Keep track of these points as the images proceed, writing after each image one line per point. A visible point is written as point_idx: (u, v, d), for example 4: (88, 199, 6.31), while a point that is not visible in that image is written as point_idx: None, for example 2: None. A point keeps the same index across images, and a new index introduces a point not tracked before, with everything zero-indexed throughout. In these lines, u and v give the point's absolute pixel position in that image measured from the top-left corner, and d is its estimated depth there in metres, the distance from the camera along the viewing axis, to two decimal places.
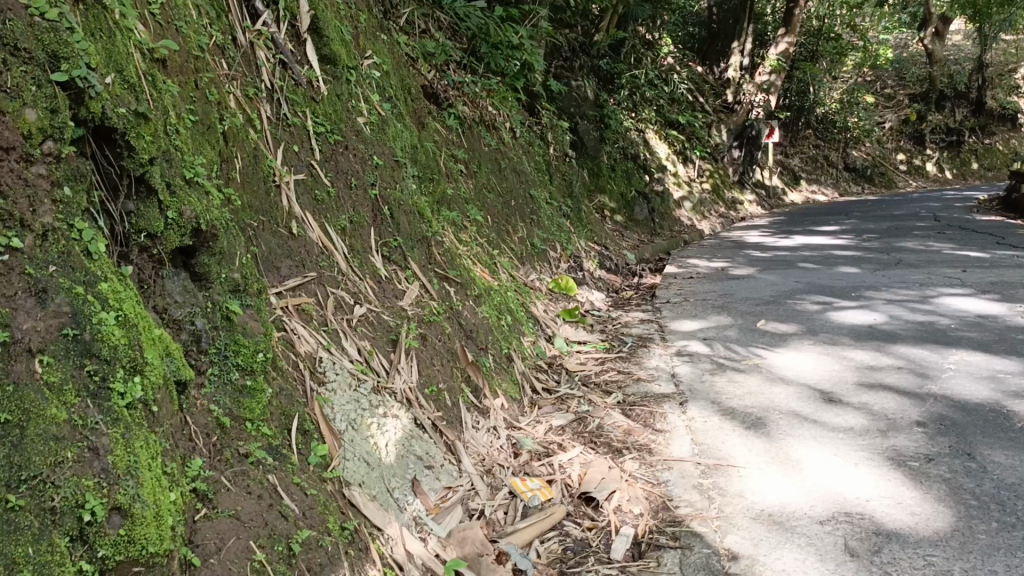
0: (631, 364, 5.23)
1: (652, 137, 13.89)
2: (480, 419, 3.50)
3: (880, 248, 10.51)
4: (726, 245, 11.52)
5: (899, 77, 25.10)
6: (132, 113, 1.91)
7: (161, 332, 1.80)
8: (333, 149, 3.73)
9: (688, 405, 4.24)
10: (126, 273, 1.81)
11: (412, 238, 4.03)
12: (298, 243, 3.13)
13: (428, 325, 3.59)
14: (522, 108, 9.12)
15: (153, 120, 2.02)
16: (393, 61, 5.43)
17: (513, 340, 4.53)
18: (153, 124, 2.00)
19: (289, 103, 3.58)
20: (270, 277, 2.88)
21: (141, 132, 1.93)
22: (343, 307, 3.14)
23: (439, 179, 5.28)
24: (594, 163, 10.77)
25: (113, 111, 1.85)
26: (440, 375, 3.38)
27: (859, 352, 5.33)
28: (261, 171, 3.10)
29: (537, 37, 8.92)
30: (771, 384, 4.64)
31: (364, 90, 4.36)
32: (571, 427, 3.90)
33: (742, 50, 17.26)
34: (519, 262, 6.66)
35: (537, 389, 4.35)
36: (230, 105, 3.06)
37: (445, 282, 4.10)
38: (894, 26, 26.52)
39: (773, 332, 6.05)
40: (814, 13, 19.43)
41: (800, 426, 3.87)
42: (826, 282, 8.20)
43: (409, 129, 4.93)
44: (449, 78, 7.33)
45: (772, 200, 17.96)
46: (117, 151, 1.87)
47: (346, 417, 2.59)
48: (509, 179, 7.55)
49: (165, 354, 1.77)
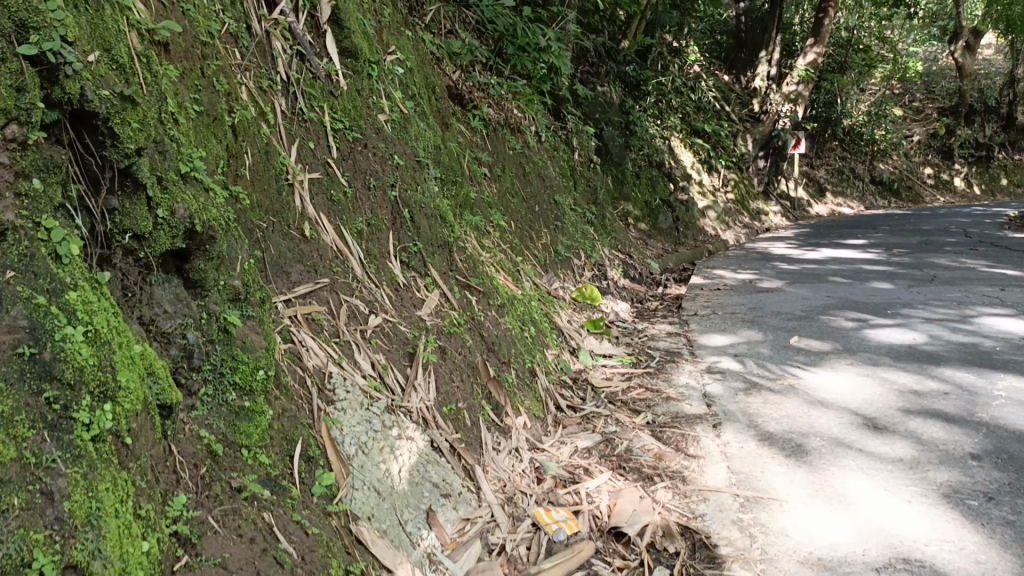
0: (659, 380, 4.97)
1: (678, 144, 13.47)
2: (501, 439, 3.25)
3: (912, 264, 10.18)
4: (752, 257, 11.22)
5: (928, 91, 24.62)
6: (117, 96, 1.71)
7: (144, 348, 1.59)
8: (351, 147, 3.51)
9: (722, 428, 3.96)
10: (103, 279, 1.60)
11: (432, 243, 3.80)
12: (310, 247, 2.91)
13: (448, 337, 3.35)
14: (547, 112, 8.89)
15: (145, 107, 1.81)
16: (418, 59, 5.21)
17: (536, 354, 4.28)
18: (143, 109, 1.79)
19: (306, 97, 3.36)
20: (278, 285, 2.66)
21: (128, 119, 1.72)
22: (357, 317, 2.91)
23: (462, 182, 5.04)
24: (618, 170, 10.52)
25: (94, 93, 1.65)
26: (460, 392, 3.14)
27: (900, 374, 5.03)
28: (272, 168, 2.88)
29: (564, 40, 8.68)
30: (809, 407, 4.36)
31: (386, 86, 4.13)
32: (597, 450, 3.64)
33: (770, 60, 16.80)
34: (542, 270, 6.41)
35: (561, 407, 4.10)
36: (241, 97, 2.85)
37: (466, 290, 3.87)
38: (923, 38, 26.05)
39: (808, 350, 5.75)
40: (844, 24, 19.09)
41: (844, 455, 3.59)
42: (859, 298, 7.88)
43: (432, 129, 4.70)
44: (475, 80, 7.13)
45: (798, 212, 17.61)
46: (100, 139, 1.68)
47: (356, 439, 2.37)
48: (533, 184, 7.31)
49: (146, 374, 1.56)
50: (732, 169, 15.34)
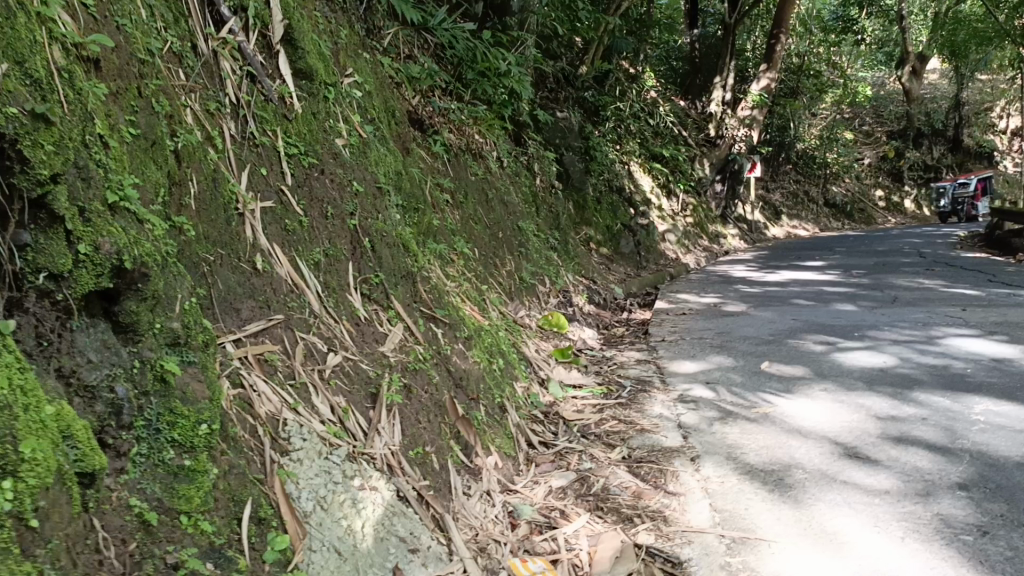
0: (632, 411, 4.79)
1: (637, 169, 13.44)
2: (470, 482, 3.05)
3: (872, 284, 10.21)
4: (715, 280, 11.16)
5: (877, 115, 25.11)
6: (28, 115, 1.51)
7: (60, 407, 1.38)
8: (307, 173, 3.29)
9: (701, 462, 3.79)
10: (7, 329, 1.38)
11: (395, 274, 3.59)
12: (263, 280, 2.69)
13: (413, 374, 3.13)
14: (508, 137, 8.76)
15: (64, 127, 1.60)
16: (376, 81, 5.03)
17: (506, 388, 4.08)
18: (61, 130, 1.59)
19: (257, 120, 3.15)
20: (227, 324, 2.45)
21: (40, 141, 1.52)
22: (314, 355, 2.69)
23: (424, 209, 4.85)
24: (579, 195, 10.43)
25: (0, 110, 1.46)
26: (427, 434, 2.93)
27: (876, 399, 4.91)
28: (220, 197, 2.67)
29: (525, 64, 8.58)
30: (788, 437, 4.21)
31: (343, 110, 3.92)
32: (573, 489, 3.45)
33: (724, 85, 16.74)
34: (507, 297, 6.22)
35: (533, 443, 3.91)
36: (185, 120, 2.65)
37: (431, 322, 3.66)
38: (870, 64, 26.66)
39: (779, 375, 5.63)
40: (795, 50, 19.38)
41: (829, 488, 3.44)
42: (825, 320, 7.82)
43: (393, 154, 4.51)
44: (435, 104, 6.98)
45: (756, 234, 17.74)
46: (7, 164, 1.48)
47: (313, 494, 2.16)
48: (496, 210, 7.15)
49: (61, 438, 1.35)
50: (691, 193, 15.35)
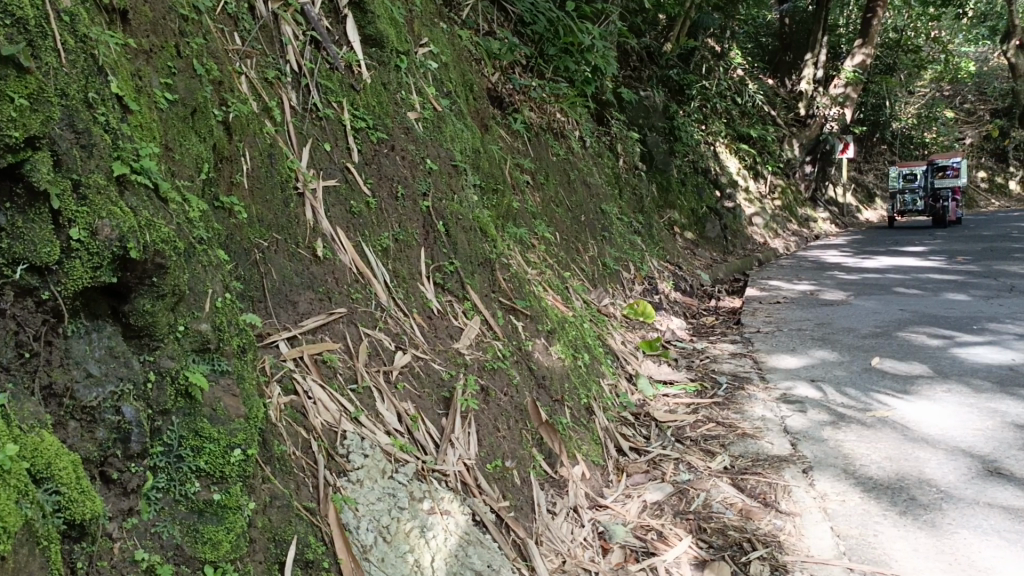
0: (730, 412, 4.36)
1: (722, 150, 12.78)
2: (555, 499, 2.71)
3: (982, 272, 9.41)
4: (807, 266, 10.49)
5: (980, 92, 23.28)
6: None
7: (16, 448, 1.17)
8: (376, 149, 2.97)
9: (815, 475, 3.35)
10: None
11: (473, 260, 3.23)
12: (323, 269, 2.38)
13: (491, 374, 2.78)
14: (590, 116, 8.34)
15: (49, 80, 1.38)
16: (453, 53, 4.69)
17: (592, 387, 3.70)
18: (45, 85, 1.37)
19: (321, 91, 2.84)
20: (280, 320, 2.15)
21: (8, 92, 1.29)
22: (380, 354, 2.37)
23: (503, 190, 4.50)
24: (663, 176, 9.91)
25: None
26: (507, 444, 2.58)
27: (1010, 404, 4.34)
28: (277, 175, 2.38)
29: (609, 39, 8.10)
30: (914, 446, 3.71)
31: (416, 79, 3.55)
32: (670, 505, 3.08)
33: (815, 62, 15.91)
34: (590, 285, 5.82)
35: (623, 449, 3.54)
36: (240, 89, 2.38)
37: (511, 315, 3.30)
38: (971, 39, 25.04)
39: (894, 373, 5.09)
40: (891, 25, 18.31)
41: (972, 513, 2.98)
42: (937, 311, 7.15)
43: (470, 130, 4.14)
44: (516, 82, 6.62)
45: (848, 219, 16.87)
46: None
47: (375, 523, 1.84)
48: (578, 192, 6.75)
49: (17, 489, 1.14)
50: (780, 174, 14.58)
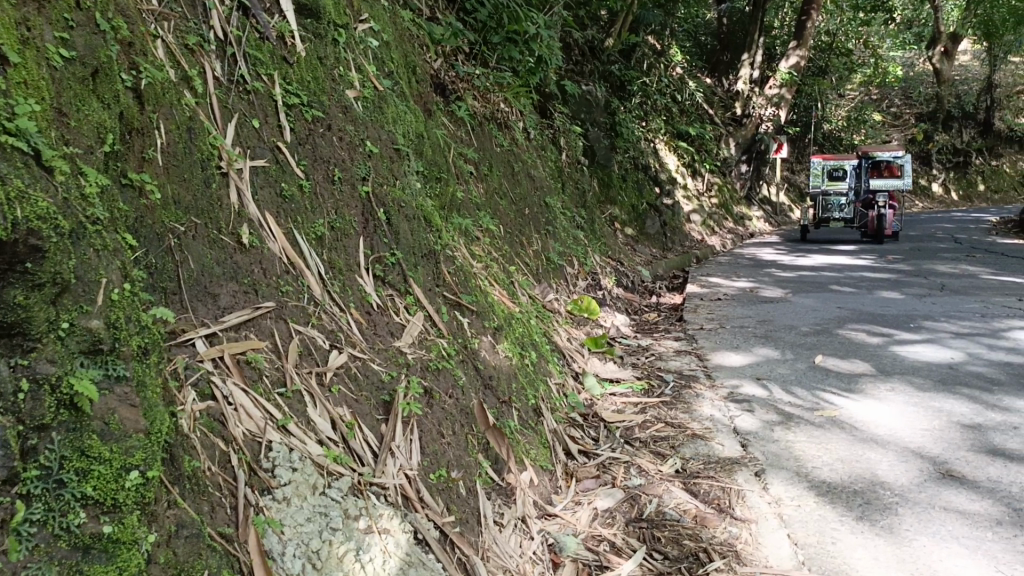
0: (679, 412, 4.22)
1: (662, 147, 12.75)
2: (503, 509, 2.51)
3: (914, 270, 9.55)
4: (745, 264, 10.53)
5: (906, 97, 23.80)
6: None
7: None
8: (311, 128, 2.71)
9: (769, 479, 3.23)
10: None
11: (415, 251, 3.00)
12: (249, 259, 2.14)
13: (435, 375, 2.57)
14: (533, 108, 8.15)
15: None
16: (395, 33, 4.43)
17: (540, 387, 3.51)
18: None
19: (249, 61, 2.57)
20: (198, 315, 1.91)
21: None
22: (312, 354, 2.13)
23: (447, 179, 4.29)
24: (604, 171, 9.80)
25: None
26: (452, 451, 2.37)
27: (955, 404, 4.31)
28: (196, 152, 2.12)
29: (554, 29, 7.91)
30: (865, 448, 3.63)
31: (355, 56, 3.30)
32: (622, 513, 2.92)
33: (752, 63, 16.03)
34: (534, 279, 5.64)
35: (572, 452, 3.36)
36: (155, 55, 2.12)
37: (456, 311, 3.09)
38: (898, 45, 25.67)
39: (839, 371, 5.03)
40: (825, 29, 18.61)
41: (930, 518, 2.88)
42: (875, 309, 7.18)
43: (412, 114, 3.90)
44: (459, 69, 6.38)
45: (782, 218, 17.12)
46: None
47: (303, 548, 1.62)
48: (522, 185, 6.56)
49: None
50: (717, 173, 14.65)
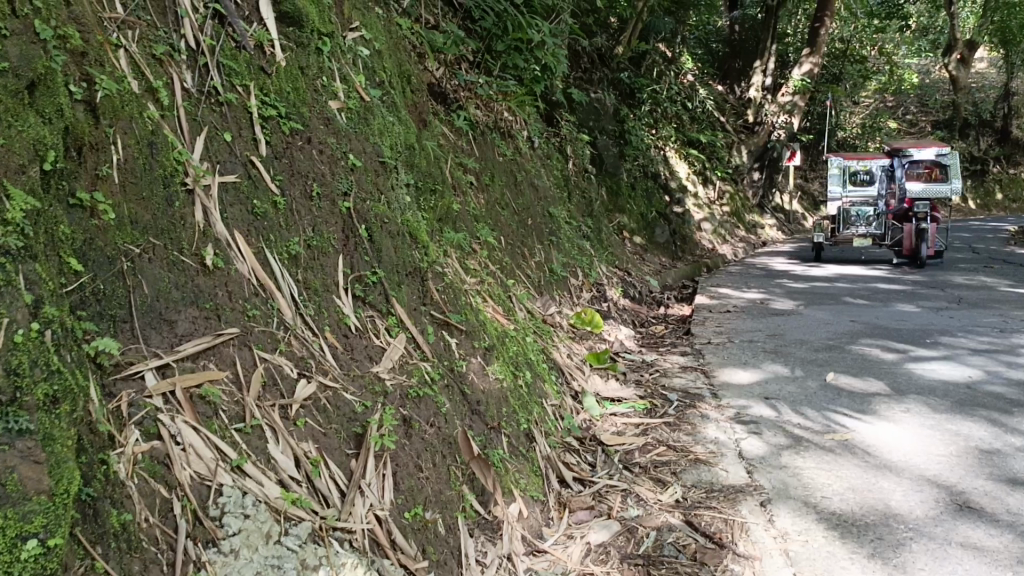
0: (682, 434, 4.06)
1: (672, 155, 12.58)
2: (486, 547, 2.36)
3: (928, 282, 9.33)
4: (755, 274, 10.35)
5: (922, 104, 23.50)
6: None
7: None
8: (288, 141, 2.57)
9: (774, 509, 3.07)
10: None
11: (400, 269, 2.86)
12: (213, 282, 1.99)
13: (416, 404, 2.42)
14: (539, 116, 8.01)
15: None
16: (390, 42, 4.29)
17: (534, 410, 3.36)
18: None
19: (223, 71, 2.43)
20: (150, 345, 1.77)
21: None
22: (278, 384, 1.99)
23: (442, 191, 4.16)
24: (612, 180, 9.65)
25: None
26: (430, 487, 2.21)
27: (973, 427, 4.12)
28: (158, 169, 1.98)
29: (560, 36, 7.76)
30: (878, 475, 3.45)
31: (341, 65, 3.16)
32: (615, 547, 2.76)
33: (764, 70, 15.84)
34: (535, 293, 5.50)
35: (565, 479, 3.21)
36: (115, 65, 1.99)
37: (443, 331, 2.95)
38: (915, 51, 25.37)
39: (851, 390, 4.85)
40: (838, 36, 18.38)
41: (945, 556, 2.71)
42: (889, 323, 6.98)
43: (404, 124, 3.76)
44: (461, 78, 6.24)
45: (794, 226, 16.90)
46: None
47: None
48: (525, 195, 6.41)
49: None
50: (728, 181, 14.45)
